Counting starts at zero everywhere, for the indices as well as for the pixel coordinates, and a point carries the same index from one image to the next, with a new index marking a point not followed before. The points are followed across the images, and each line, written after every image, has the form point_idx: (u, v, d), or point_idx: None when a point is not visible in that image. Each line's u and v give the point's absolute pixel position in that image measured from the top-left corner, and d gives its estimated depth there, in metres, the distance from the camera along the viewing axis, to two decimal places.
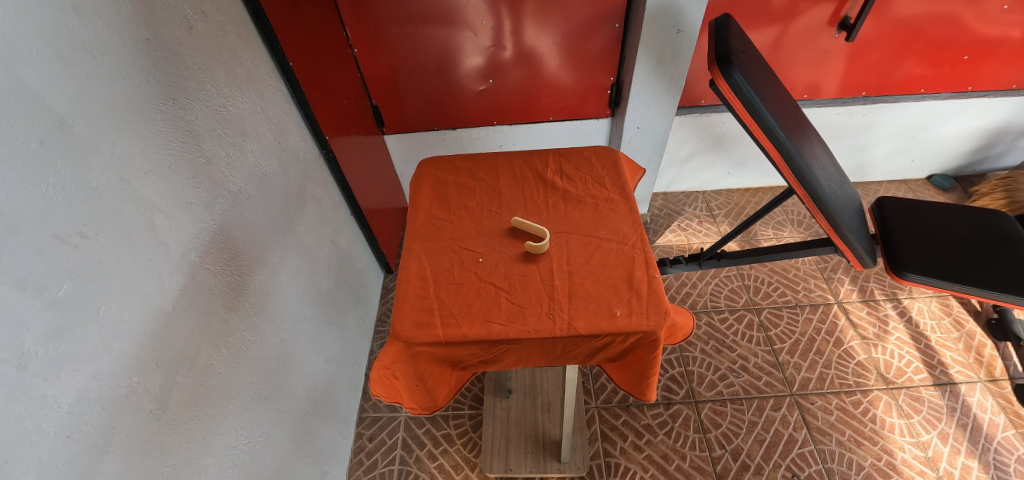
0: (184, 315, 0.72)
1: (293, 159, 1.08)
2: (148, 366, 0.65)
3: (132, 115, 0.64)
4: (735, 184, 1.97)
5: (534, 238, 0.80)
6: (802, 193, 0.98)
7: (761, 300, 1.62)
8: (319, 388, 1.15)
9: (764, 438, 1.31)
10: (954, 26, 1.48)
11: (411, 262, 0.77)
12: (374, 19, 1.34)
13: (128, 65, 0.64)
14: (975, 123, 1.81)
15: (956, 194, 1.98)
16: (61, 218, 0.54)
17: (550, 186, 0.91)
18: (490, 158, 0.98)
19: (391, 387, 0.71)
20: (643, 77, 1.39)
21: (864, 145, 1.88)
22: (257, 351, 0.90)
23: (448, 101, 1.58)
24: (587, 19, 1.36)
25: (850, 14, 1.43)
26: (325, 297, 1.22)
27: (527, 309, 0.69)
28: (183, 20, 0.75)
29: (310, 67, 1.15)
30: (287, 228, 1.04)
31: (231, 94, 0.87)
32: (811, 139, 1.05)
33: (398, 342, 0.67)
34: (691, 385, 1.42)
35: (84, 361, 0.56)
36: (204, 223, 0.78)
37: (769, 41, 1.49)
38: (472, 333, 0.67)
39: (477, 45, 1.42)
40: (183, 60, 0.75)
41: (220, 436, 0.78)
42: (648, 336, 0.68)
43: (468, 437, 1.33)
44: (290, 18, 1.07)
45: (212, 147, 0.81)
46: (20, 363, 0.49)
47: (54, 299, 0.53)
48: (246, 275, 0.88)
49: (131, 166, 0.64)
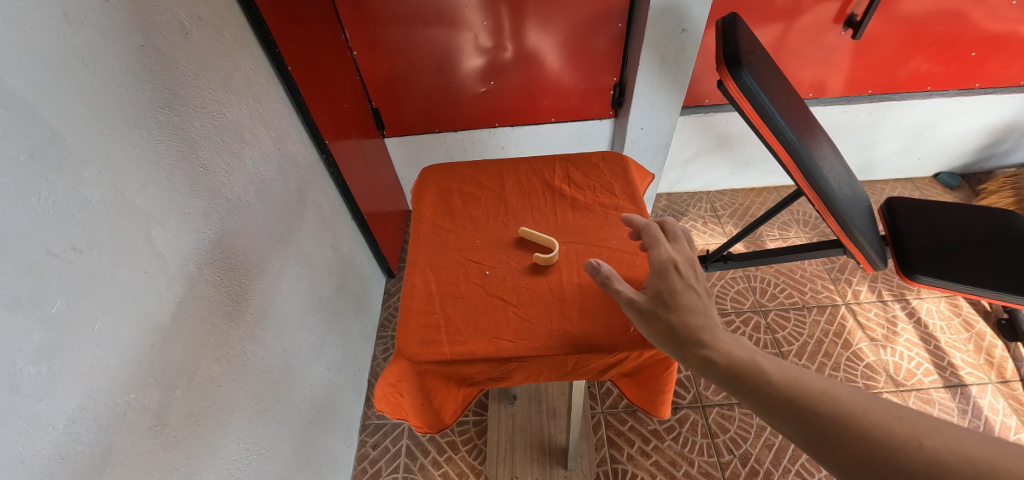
0: (183, 328, 0.70)
1: (293, 165, 1.06)
2: (147, 381, 0.63)
3: (126, 124, 0.62)
4: (739, 183, 1.95)
5: (541, 248, 0.78)
6: (812, 195, 0.97)
7: (767, 302, 1.60)
8: (321, 396, 1.13)
9: (772, 443, 1.29)
10: (960, 22, 1.46)
11: (416, 274, 0.75)
12: (373, 21, 1.32)
13: (123, 73, 0.62)
14: (982, 121, 1.79)
15: (963, 192, 1.96)
16: (53, 232, 0.52)
17: (558, 194, 0.89)
18: (494, 165, 0.96)
19: (397, 404, 0.70)
20: (647, 77, 1.37)
21: (870, 143, 1.86)
22: (258, 362, 0.88)
23: (449, 102, 1.56)
24: (590, 19, 1.35)
25: (857, 11, 1.41)
26: (327, 304, 1.21)
27: (537, 325, 0.67)
28: (178, 25, 0.73)
29: (308, 70, 1.13)
30: (287, 235, 1.02)
31: (228, 100, 0.85)
32: (820, 138, 1.03)
33: (403, 360, 0.65)
34: (698, 389, 1.40)
35: (78, 380, 0.54)
36: (202, 233, 0.76)
37: (774, 39, 1.47)
38: (481, 351, 0.65)
39: (477, 46, 1.40)
40: (178, 66, 0.73)
41: (221, 451, 0.76)
42: (663, 353, 0.66)
43: (472, 444, 1.31)
44: (289, 21, 1.05)
45: (210, 155, 0.79)
46: (11, 384, 0.48)
47: (47, 317, 0.51)
48: (247, 284, 0.86)
49: (128, 178, 0.62)
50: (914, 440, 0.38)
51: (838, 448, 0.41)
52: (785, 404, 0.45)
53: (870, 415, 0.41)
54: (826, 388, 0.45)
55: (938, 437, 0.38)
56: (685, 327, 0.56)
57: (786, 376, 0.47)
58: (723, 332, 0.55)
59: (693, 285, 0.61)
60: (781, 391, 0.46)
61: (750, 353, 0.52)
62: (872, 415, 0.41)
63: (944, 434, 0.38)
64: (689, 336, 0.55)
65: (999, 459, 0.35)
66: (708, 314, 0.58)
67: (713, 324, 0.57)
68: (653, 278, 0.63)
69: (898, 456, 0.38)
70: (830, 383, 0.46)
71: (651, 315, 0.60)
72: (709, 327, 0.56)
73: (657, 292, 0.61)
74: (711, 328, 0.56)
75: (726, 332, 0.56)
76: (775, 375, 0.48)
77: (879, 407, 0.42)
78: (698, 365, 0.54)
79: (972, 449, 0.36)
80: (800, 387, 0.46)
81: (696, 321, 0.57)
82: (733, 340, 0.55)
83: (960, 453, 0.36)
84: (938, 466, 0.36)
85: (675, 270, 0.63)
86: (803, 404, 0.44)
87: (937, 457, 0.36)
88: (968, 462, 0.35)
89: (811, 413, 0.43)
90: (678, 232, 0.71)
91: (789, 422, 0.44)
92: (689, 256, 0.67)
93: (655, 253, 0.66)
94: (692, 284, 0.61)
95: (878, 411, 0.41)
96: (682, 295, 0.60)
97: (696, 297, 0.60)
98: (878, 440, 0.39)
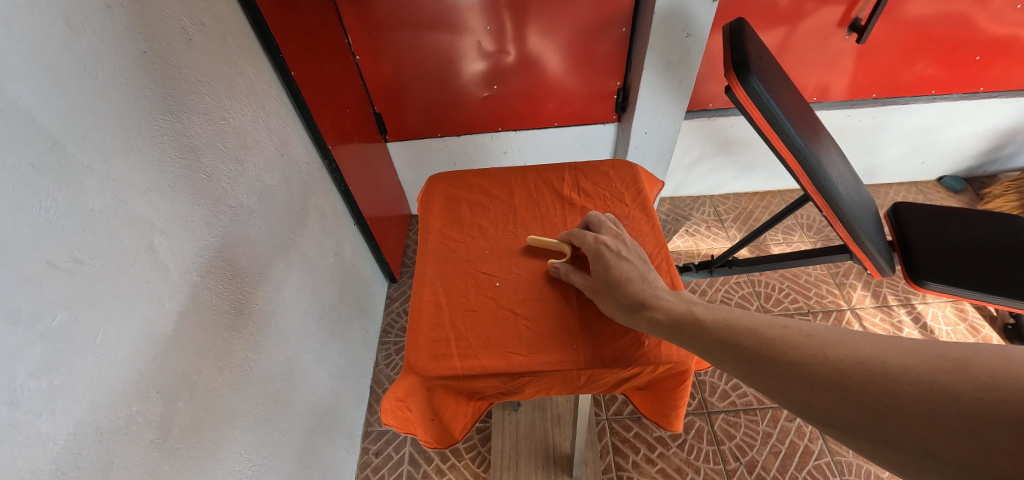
0: (186, 338, 0.69)
1: (296, 171, 1.06)
2: (149, 393, 0.62)
3: (128, 132, 0.61)
4: (743, 187, 1.94)
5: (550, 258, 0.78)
6: (820, 201, 0.96)
7: (772, 307, 1.59)
8: (323, 403, 1.12)
9: (779, 451, 1.28)
10: (965, 26, 1.46)
11: (424, 285, 0.74)
12: (376, 25, 1.31)
13: (124, 79, 0.61)
14: (986, 124, 1.78)
15: (967, 196, 1.95)
16: (55, 243, 0.51)
17: (567, 202, 0.88)
18: (501, 173, 0.95)
19: (405, 418, 0.68)
20: (651, 82, 1.36)
21: (874, 147, 1.86)
22: (260, 370, 0.87)
23: (452, 106, 1.55)
24: (594, 23, 1.34)
25: (861, 16, 1.41)
26: (330, 311, 1.20)
27: (548, 338, 0.67)
28: (181, 31, 0.72)
29: (311, 75, 1.12)
30: (290, 241, 1.01)
31: (231, 106, 0.84)
32: (827, 143, 1.02)
33: (412, 375, 0.64)
34: (703, 395, 1.39)
35: (79, 393, 0.53)
36: (205, 241, 0.75)
37: (778, 42, 1.47)
38: (492, 365, 0.64)
39: (481, 50, 1.39)
40: (181, 72, 0.72)
41: (223, 461, 0.75)
42: (678, 367, 0.65)
43: (476, 451, 1.30)
44: (292, 26, 1.04)
45: (213, 162, 0.78)
46: (11, 400, 0.47)
47: (48, 329, 0.50)
48: (249, 292, 0.85)
49: (130, 186, 0.61)
50: (821, 354, 0.44)
51: (765, 372, 0.47)
52: (720, 346, 0.52)
53: (786, 339, 0.48)
54: (750, 325, 0.52)
55: (835, 343, 0.44)
56: (628, 297, 0.62)
57: (719, 321, 0.54)
58: (662, 293, 0.62)
59: (625, 257, 0.68)
60: (717, 335, 0.53)
61: (686, 306, 0.58)
62: (786, 339, 0.47)
63: (840, 341, 0.44)
64: (636, 304, 0.61)
65: (880, 351, 0.41)
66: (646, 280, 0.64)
67: (652, 285, 0.63)
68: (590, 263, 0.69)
69: (807, 366, 0.44)
70: (755, 319, 0.52)
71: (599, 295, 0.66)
72: (649, 290, 0.62)
73: (597, 274, 0.67)
74: (651, 291, 0.62)
75: (665, 291, 0.62)
76: (709, 321, 0.55)
77: (792, 331, 0.48)
78: (649, 327, 0.60)
79: (860, 348, 0.42)
80: (730, 328, 0.53)
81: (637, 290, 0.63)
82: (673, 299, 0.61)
83: (851, 353, 0.42)
84: (837, 368, 0.42)
85: (606, 250, 0.69)
86: (735, 341, 0.51)
87: (836, 363, 0.42)
88: (858, 358, 0.41)
89: (742, 348, 0.50)
90: (600, 217, 0.77)
91: (727, 360, 0.51)
92: (619, 233, 0.74)
93: (583, 240, 0.72)
94: (624, 257, 0.68)
95: (792, 335, 0.48)
96: (618, 268, 0.66)
97: (630, 267, 0.66)
98: (792, 358, 0.46)
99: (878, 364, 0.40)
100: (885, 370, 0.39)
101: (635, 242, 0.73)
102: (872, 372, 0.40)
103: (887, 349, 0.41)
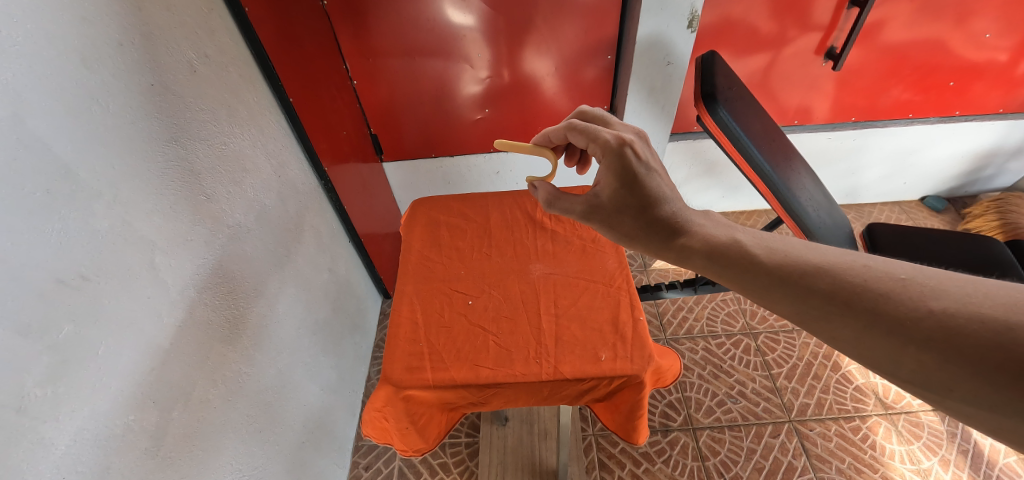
0: (182, 350, 0.73)
1: (292, 190, 1.10)
2: (146, 403, 0.66)
3: (134, 159, 0.66)
4: (730, 206, 1.99)
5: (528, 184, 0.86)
6: (793, 226, 1.00)
7: (758, 325, 1.63)
8: (315, 415, 1.15)
9: (763, 467, 1.30)
10: (938, 52, 1.52)
11: (403, 303, 0.79)
12: (373, 52, 1.38)
13: (133, 110, 0.67)
14: (964, 147, 1.84)
15: (949, 215, 2.00)
16: (64, 261, 0.56)
17: (539, 226, 0.92)
18: (482, 198, 1.00)
19: (382, 429, 0.71)
20: (636, 106, 1.42)
21: (855, 168, 1.91)
22: (253, 384, 0.90)
23: (446, 127, 1.61)
24: (582, 50, 1.40)
25: (836, 44, 1.47)
26: (323, 325, 1.23)
27: (515, 353, 0.71)
28: (187, 64, 0.78)
29: (309, 100, 1.18)
30: (285, 258, 1.05)
31: (231, 131, 0.89)
32: (797, 166, 1.07)
33: (388, 386, 0.68)
34: (688, 411, 1.41)
35: (81, 402, 0.57)
36: (203, 259, 0.79)
37: (759, 67, 1.53)
38: (461, 377, 0.68)
39: (473, 76, 1.46)
40: (185, 101, 0.77)
41: (214, 470, 0.78)
42: (632, 380, 0.69)
43: (464, 466, 1.32)
44: (292, 54, 1.10)
45: (212, 184, 0.83)
46: (19, 406, 0.50)
47: (54, 341, 0.54)
48: (243, 308, 0.89)
49: (134, 209, 0.66)
50: (923, 304, 0.42)
51: (841, 320, 0.46)
52: (779, 284, 0.52)
53: (874, 284, 0.46)
54: (820, 263, 0.50)
55: (940, 293, 0.42)
56: (664, 226, 0.65)
57: (778, 258, 0.54)
58: (696, 220, 0.65)
59: (651, 167, 0.69)
60: (777, 271, 0.52)
61: (730, 237, 0.60)
62: (876, 284, 0.46)
63: (946, 289, 0.42)
64: (672, 234, 0.65)
65: (1005, 309, 0.39)
66: (675, 209, 0.66)
67: (685, 213, 0.66)
68: (615, 177, 0.69)
69: (905, 319, 0.43)
70: (826, 256, 0.51)
71: (625, 218, 0.68)
72: (687, 219, 0.65)
73: (625, 189, 0.68)
74: (686, 219, 0.65)
75: (700, 220, 0.64)
76: (764, 256, 0.55)
77: (877, 273, 0.46)
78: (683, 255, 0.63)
79: (977, 302, 0.40)
80: (794, 266, 0.52)
81: (668, 216, 0.66)
82: (713, 229, 0.63)
83: (964, 307, 0.41)
84: (946, 325, 0.40)
85: (633, 156, 0.69)
86: (802, 280, 0.50)
87: (945, 318, 0.41)
88: (975, 315, 0.40)
89: (811, 289, 0.49)
90: (610, 124, 0.79)
91: (788, 301, 0.50)
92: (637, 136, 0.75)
93: (600, 140, 0.72)
94: (650, 169, 0.69)
95: (880, 278, 0.46)
96: (648, 184, 0.68)
97: (658, 183, 0.68)
98: (884, 307, 0.44)
99: (1003, 324, 0.38)
100: (1013, 333, 0.37)
101: (651, 147, 0.74)
102: (996, 334, 0.38)
103: (1013, 307, 0.39)
